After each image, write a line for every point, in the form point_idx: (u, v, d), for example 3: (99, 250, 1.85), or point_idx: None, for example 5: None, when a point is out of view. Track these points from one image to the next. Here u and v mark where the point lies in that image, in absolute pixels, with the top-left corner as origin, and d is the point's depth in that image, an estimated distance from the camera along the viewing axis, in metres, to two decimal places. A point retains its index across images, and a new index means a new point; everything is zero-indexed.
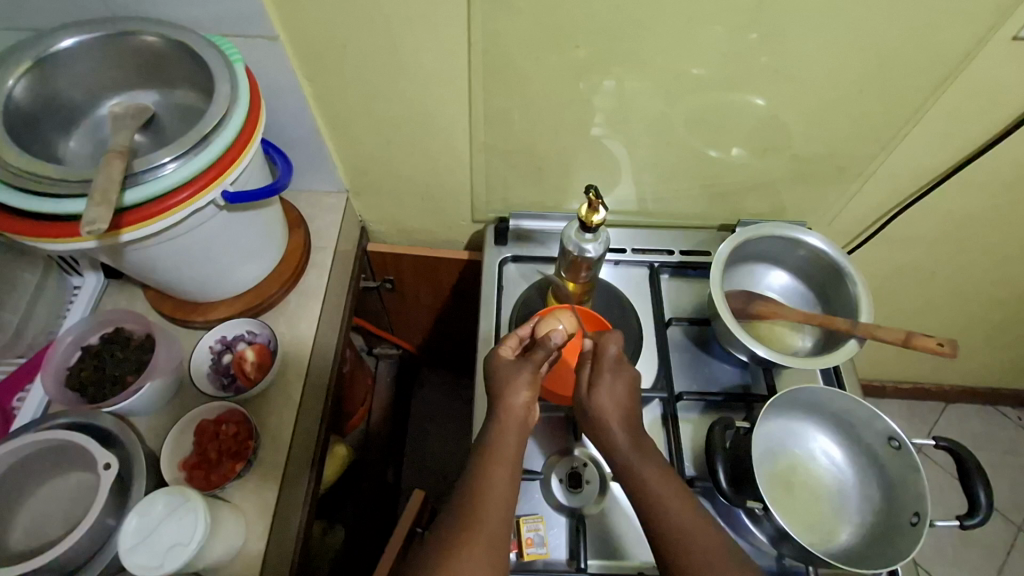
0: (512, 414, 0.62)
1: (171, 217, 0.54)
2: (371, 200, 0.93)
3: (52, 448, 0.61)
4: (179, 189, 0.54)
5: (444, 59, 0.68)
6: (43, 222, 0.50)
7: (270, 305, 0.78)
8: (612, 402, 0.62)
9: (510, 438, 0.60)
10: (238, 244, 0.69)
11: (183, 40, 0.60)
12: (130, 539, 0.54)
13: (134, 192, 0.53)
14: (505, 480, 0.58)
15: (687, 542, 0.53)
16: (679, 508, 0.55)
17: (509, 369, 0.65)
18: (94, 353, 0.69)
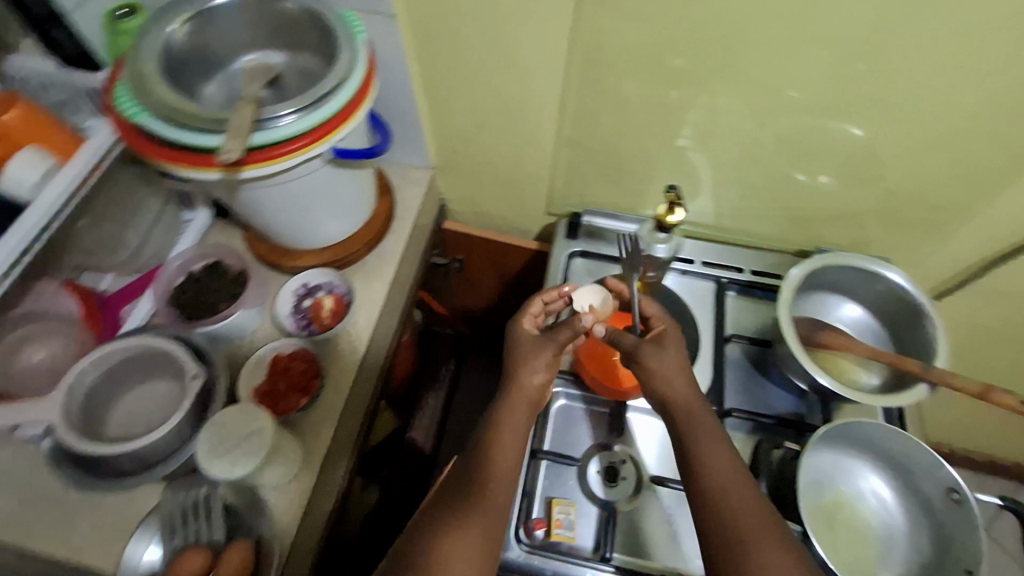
0: (523, 392, 0.66)
1: (288, 160, 0.60)
2: (454, 180, 0.98)
3: (149, 354, 0.67)
4: (300, 137, 0.60)
5: (543, 54, 0.72)
6: (171, 147, 0.57)
7: (349, 261, 0.83)
8: (673, 369, 0.64)
9: (516, 412, 0.65)
10: (334, 199, 0.75)
11: (319, 11, 0.66)
12: (205, 445, 0.59)
13: (260, 134, 0.59)
14: (511, 457, 0.62)
15: (729, 502, 0.55)
16: (726, 472, 0.57)
17: (532, 343, 0.69)
18: (196, 280, 0.77)
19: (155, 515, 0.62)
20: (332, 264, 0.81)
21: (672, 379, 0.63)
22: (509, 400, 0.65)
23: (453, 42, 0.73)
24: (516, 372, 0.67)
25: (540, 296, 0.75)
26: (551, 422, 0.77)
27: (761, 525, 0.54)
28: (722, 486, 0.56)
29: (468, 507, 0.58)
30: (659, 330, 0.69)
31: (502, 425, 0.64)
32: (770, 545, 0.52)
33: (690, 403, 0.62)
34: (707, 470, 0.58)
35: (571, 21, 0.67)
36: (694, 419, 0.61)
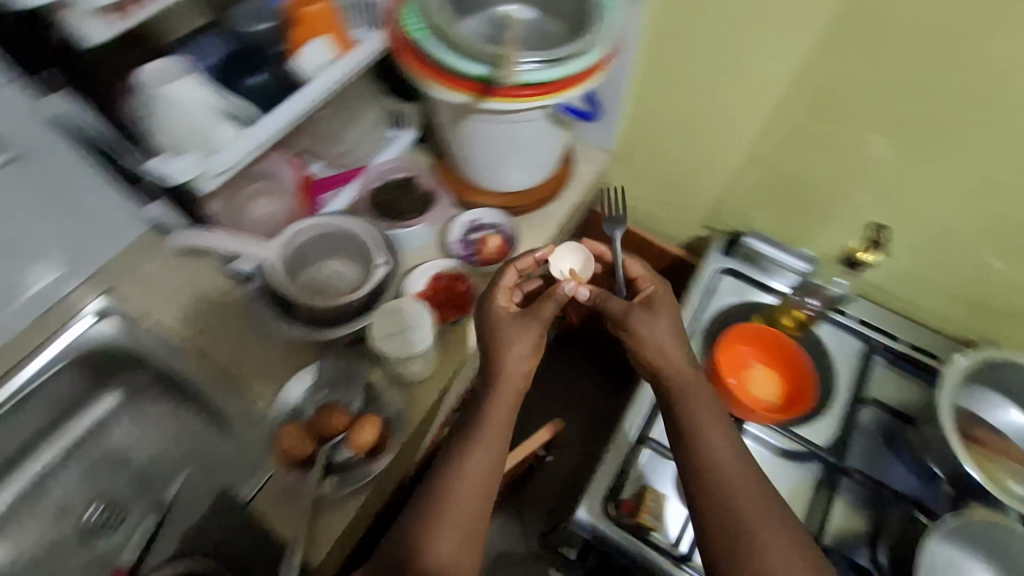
0: (511, 381, 0.62)
1: (527, 103, 0.63)
2: (624, 171, 1.00)
3: (347, 233, 0.75)
4: (530, 87, 0.62)
5: (773, 71, 0.72)
6: (430, 60, 0.63)
7: (522, 211, 0.86)
8: (665, 335, 0.64)
9: (502, 405, 0.62)
10: (533, 149, 0.78)
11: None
12: (380, 321, 0.69)
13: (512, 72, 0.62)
14: (500, 432, 0.61)
15: (723, 476, 0.57)
16: (724, 447, 0.58)
17: (515, 323, 0.65)
18: (393, 187, 0.85)
19: (321, 365, 0.72)
20: (507, 208, 0.85)
21: (666, 347, 0.63)
22: (495, 393, 0.62)
23: (687, 44, 0.75)
24: (496, 358, 0.63)
25: (513, 264, 0.70)
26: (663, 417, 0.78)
27: (763, 507, 0.55)
28: (720, 467, 0.57)
29: (456, 483, 0.57)
30: (647, 291, 0.69)
31: (487, 395, 0.62)
32: (773, 527, 0.54)
33: (685, 376, 0.63)
34: (701, 448, 0.59)
35: (816, 50, 0.68)
36: (690, 391, 0.61)
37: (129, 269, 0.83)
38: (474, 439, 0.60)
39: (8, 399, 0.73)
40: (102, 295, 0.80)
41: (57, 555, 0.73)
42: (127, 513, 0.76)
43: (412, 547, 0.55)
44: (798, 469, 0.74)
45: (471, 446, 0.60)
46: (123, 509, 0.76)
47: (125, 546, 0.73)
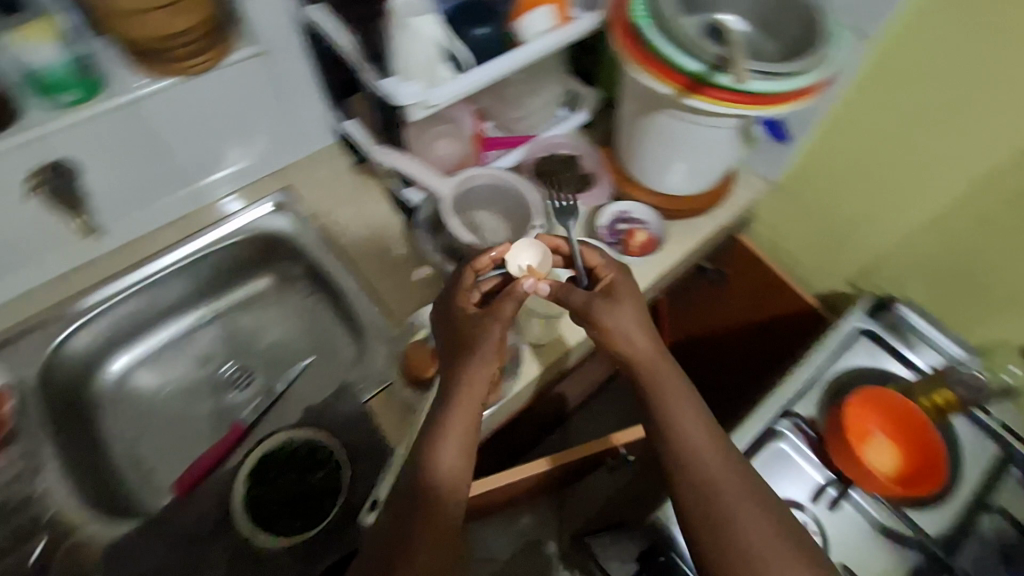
0: (475, 387, 0.59)
1: (736, 109, 0.64)
2: (784, 203, 0.97)
3: (511, 190, 0.78)
4: (739, 95, 0.63)
5: (1004, 145, 0.67)
6: (647, 50, 0.65)
7: (674, 215, 0.87)
8: (630, 323, 0.62)
9: (465, 410, 0.58)
10: (709, 160, 0.78)
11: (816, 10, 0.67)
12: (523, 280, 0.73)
13: (730, 77, 0.62)
14: (469, 427, 0.58)
15: (699, 455, 0.58)
16: (694, 427, 0.59)
17: (477, 325, 0.60)
18: (558, 162, 0.88)
19: None
20: (660, 208, 0.86)
21: (630, 335, 0.61)
22: (458, 400, 0.58)
23: (903, 98, 0.72)
24: (461, 352, 0.59)
25: (471, 266, 0.64)
26: (765, 453, 0.77)
27: (739, 483, 0.57)
28: (688, 442, 0.59)
29: (430, 477, 0.56)
30: (606, 279, 0.65)
31: (450, 376, 0.59)
32: (748, 502, 0.56)
33: (650, 359, 0.61)
34: (673, 423, 0.59)
35: None
36: (659, 372, 0.61)
37: (309, 172, 0.92)
38: (436, 437, 0.57)
39: (193, 254, 0.83)
40: (284, 188, 0.89)
41: (193, 395, 0.84)
42: (256, 378, 0.85)
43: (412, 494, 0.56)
44: (895, 550, 0.72)
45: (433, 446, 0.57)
46: (252, 373, 0.86)
47: (248, 407, 0.83)
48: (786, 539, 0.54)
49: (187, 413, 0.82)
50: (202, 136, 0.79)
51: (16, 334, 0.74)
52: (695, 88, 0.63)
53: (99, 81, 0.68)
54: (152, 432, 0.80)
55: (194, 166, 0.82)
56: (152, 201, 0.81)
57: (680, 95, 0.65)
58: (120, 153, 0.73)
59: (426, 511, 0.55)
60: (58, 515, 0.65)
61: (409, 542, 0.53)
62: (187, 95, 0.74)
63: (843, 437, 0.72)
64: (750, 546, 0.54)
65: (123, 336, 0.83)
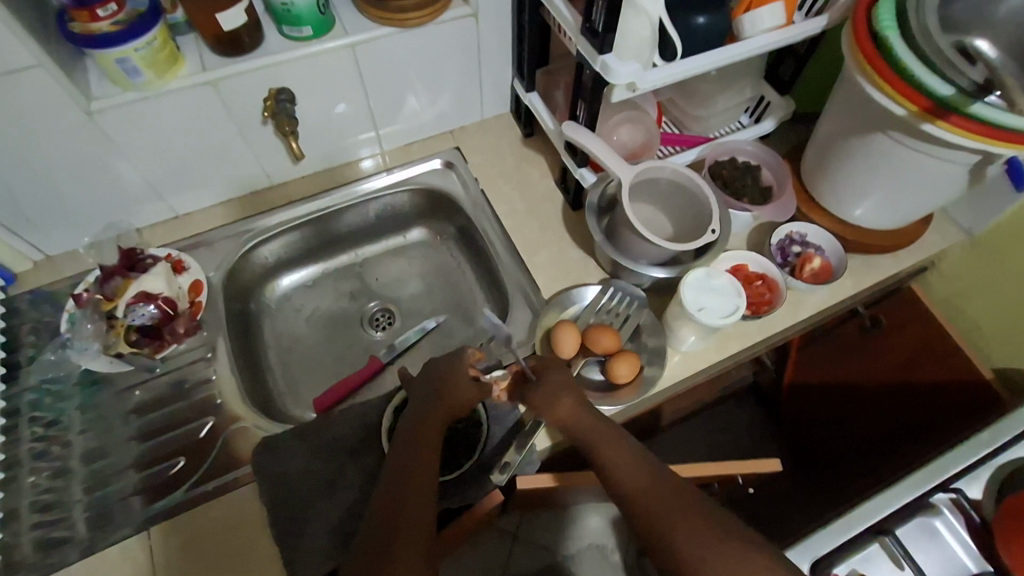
0: (429, 424, 0.61)
1: (979, 143, 0.57)
2: (978, 259, 0.87)
3: (689, 187, 0.75)
4: (992, 127, 0.56)
5: None
6: (889, 61, 0.60)
7: (851, 247, 0.80)
8: (555, 387, 0.65)
9: (421, 448, 0.59)
10: (916, 196, 0.71)
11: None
12: (694, 281, 0.68)
13: (982, 107, 0.56)
14: (426, 457, 0.59)
15: (640, 499, 0.55)
16: (624, 467, 0.57)
17: (438, 379, 0.64)
18: (737, 167, 0.82)
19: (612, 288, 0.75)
20: (839, 236, 0.80)
21: (550, 399, 0.64)
22: (410, 438, 0.60)
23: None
24: (444, 393, 0.62)
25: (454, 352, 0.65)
26: (909, 524, 0.69)
27: (676, 505, 0.53)
28: (621, 472, 0.57)
29: (397, 494, 0.56)
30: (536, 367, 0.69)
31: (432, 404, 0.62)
32: (693, 528, 0.51)
33: (571, 422, 0.62)
34: (604, 462, 0.58)
35: None
36: (580, 424, 0.61)
37: (480, 135, 0.94)
38: (405, 462, 0.58)
39: (366, 194, 0.89)
40: (455, 147, 0.93)
41: (339, 324, 0.90)
42: (395, 321, 0.90)
43: (396, 478, 0.57)
44: None
45: (398, 469, 0.58)
46: (393, 315, 0.91)
47: (385, 347, 0.87)
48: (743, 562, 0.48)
49: (333, 340, 0.88)
50: (400, 85, 0.83)
51: (214, 237, 0.82)
52: (934, 113, 0.57)
53: (331, 20, 0.72)
54: (301, 349, 0.86)
55: (385, 113, 0.86)
56: (343, 140, 0.87)
57: (913, 117, 0.59)
58: (329, 89, 0.78)
59: (416, 479, 0.57)
60: (223, 404, 0.71)
61: (408, 495, 0.56)
62: (401, 44, 0.77)
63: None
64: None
65: (291, 257, 0.90)
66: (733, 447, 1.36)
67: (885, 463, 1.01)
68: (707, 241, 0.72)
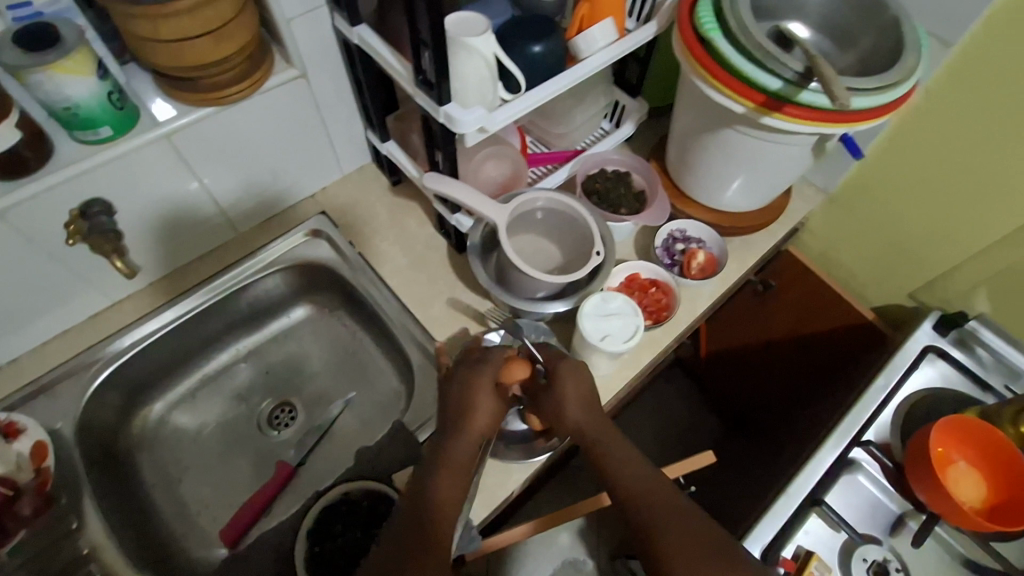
0: (461, 450, 0.57)
1: (811, 127, 0.60)
2: (839, 215, 0.94)
3: (564, 211, 0.73)
4: (820, 111, 0.59)
5: None
6: (719, 61, 0.61)
7: (728, 232, 0.83)
8: (569, 393, 0.63)
9: (450, 476, 0.55)
10: (774, 178, 0.74)
11: (900, 17, 0.62)
12: (590, 309, 0.69)
13: (808, 94, 0.58)
14: (456, 490, 0.54)
15: (644, 515, 0.53)
16: (632, 478, 0.56)
17: (464, 391, 0.61)
18: (607, 177, 0.82)
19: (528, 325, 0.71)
20: (716, 226, 0.82)
21: (565, 405, 0.62)
22: (436, 466, 0.56)
23: (987, 107, 0.68)
24: (466, 413, 0.60)
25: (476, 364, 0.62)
26: (837, 486, 0.73)
27: (682, 521, 0.51)
28: (631, 495, 0.55)
29: (419, 542, 0.48)
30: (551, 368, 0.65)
31: (457, 431, 0.59)
32: (696, 542, 0.50)
33: (585, 429, 0.61)
34: (619, 481, 0.56)
35: None
36: (598, 439, 0.60)
37: (345, 195, 0.88)
38: (429, 496, 0.53)
39: (229, 287, 0.79)
40: (320, 212, 0.85)
41: (235, 434, 0.80)
42: (297, 414, 0.82)
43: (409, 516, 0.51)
44: None
45: (419, 503, 0.52)
46: (294, 408, 0.82)
47: (291, 447, 0.79)
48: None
49: (230, 454, 0.78)
50: (236, 163, 0.74)
51: (52, 383, 0.70)
52: (769, 104, 0.59)
53: (131, 113, 0.63)
54: (194, 476, 0.76)
55: (228, 194, 0.77)
56: (187, 235, 0.77)
57: (750, 111, 0.61)
58: (153, 186, 0.69)
59: (429, 519, 0.51)
60: None
61: (425, 534, 0.49)
62: (223, 122, 0.69)
63: (926, 460, 0.68)
64: None
65: (158, 374, 0.79)
66: (671, 429, 1.39)
67: (805, 415, 1.06)
68: (594, 265, 0.71)
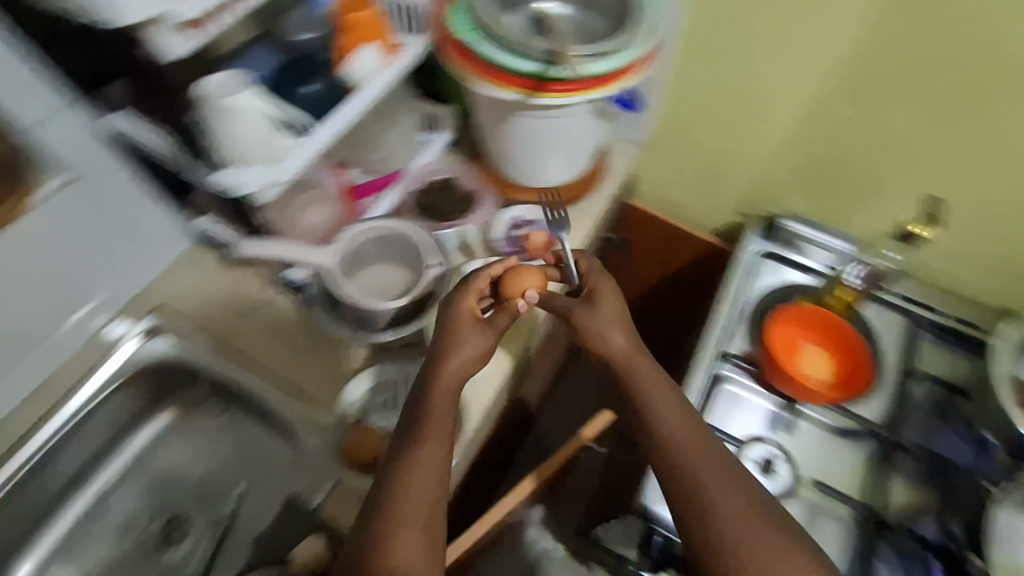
0: (451, 379, 0.60)
1: (572, 97, 0.65)
2: (658, 162, 1.01)
3: (394, 236, 0.75)
4: (574, 82, 0.63)
5: (817, 53, 0.74)
6: (477, 58, 0.65)
7: (559, 207, 0.87)
8: (607, 322, 0.64)
9: (438, 425, 0.58)
10: (579, 149, 0.80)
11: None
12: None
13: (557, 69, 0.63)
14: (442, 447, 0.57)
15: (678, 461, 0.58)
16: (669, 422, 0.59)
17: (469, 320, 0.63)
18: (435, 189, 0.86)
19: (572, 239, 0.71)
20: (550, 203, 0.85)
21: (606, 333, 0.63)
22: (424, 418, 0.58)
23: (730, 35, 0.77)
24: (450, 348, 0.61)
25: (472, 289, 0.64)
26: (715, 402, 0.79)
27: (717, 466, 0.57)
28: (671, 441, 0.59)
29: (398, 512, 0.52)
30: (590, 286, 0.68)
31: (440, 367, 0.60)
32: (728, 488, 0.55)
33: (630, 357, 0.63)
34: (656, 421, 0.60)
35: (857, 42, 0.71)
36: (638, 369, 0.62)
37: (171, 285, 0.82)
38: (414, 457, 0.56)
39: (67, 420, 0.72)
40: (149, 311, 0.79)
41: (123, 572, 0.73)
42: (191, 525, 0.76)
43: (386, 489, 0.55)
44: (855, 446, 0.76)
45: (405, 469, 0.55)
46: (185, 522, 0.76)
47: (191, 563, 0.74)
48: (765, 523, 0.54)
49: None
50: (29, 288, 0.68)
51: None
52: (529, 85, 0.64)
53: None
54: None
55: (31, 323, 0.70)
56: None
57: (517, 95, 0.65)
58: None
59: (409, 490, 0.54)
60: None
61: (400, 513, 0.52)
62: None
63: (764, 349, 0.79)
64: (735, 541, 0.53)
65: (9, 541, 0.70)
66: None
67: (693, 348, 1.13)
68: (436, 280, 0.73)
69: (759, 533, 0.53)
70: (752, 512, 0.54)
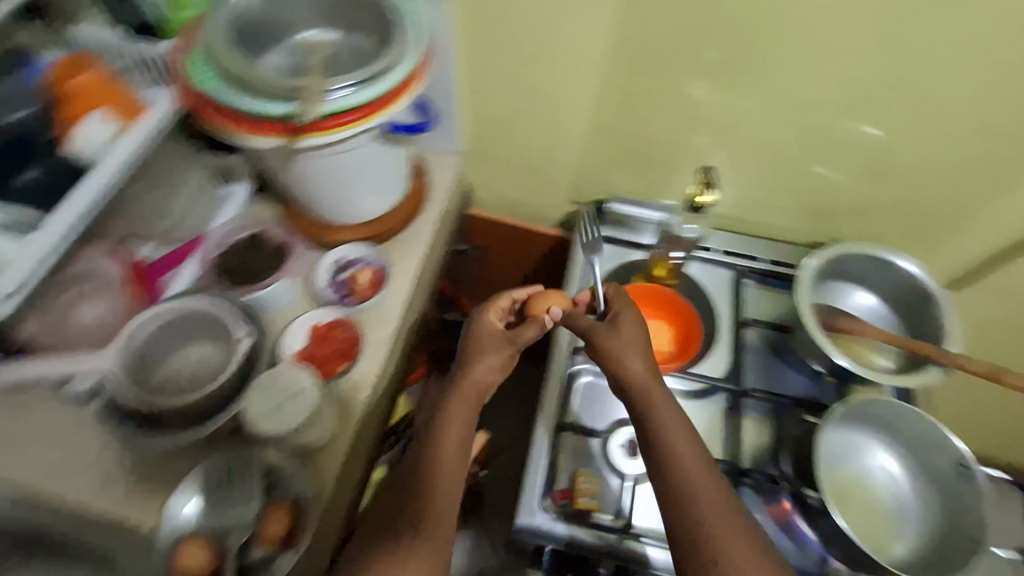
0: (472, 386, 0.67)
1: (338, 133, 0.60)
2: (483, 166, 1.00)
3: (190, 316, 0.68)
4: (334, 118, 0.59)
5: (585, 44, 0.74)
6: (227, 109, 0.59)
7: (383, 238, 0.82)
8: (626, 344, 0.67)
9: (448, 451, 0.62)
10: (380, 178, 0.76)
11: None
12: (255, 404, 0.64)
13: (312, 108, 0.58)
14: (449, 476, 0.60)
15: (686, 487, 0.58)
16: (683, 449, 0.60)
17: (491, 337, 0.71)
18: (238, 251, 0.78)
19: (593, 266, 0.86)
20: (371, 237, 0.81)
21: (623, 355, 0.66)
22: (438, 442, 0.62)
23: (502, 35, 0.76)
24: (466, 367, 0.68)
25: (496, 306, 0.74)
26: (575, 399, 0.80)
27: (710, 485, 0.58)
28: (687, 467, 0.59)
29: (392, 544, 0.55)
30: (614, 308, 0.72)
31: (455, 390, 0.67)
32: (721, 506, 0.56)
33: (647, 382, 0.65)
34: (666, 440, 0.61)
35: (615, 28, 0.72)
36: (649, 393, 0.64)
37: None
38: (422, 481, 0.60)
39: None
40: None
41: None
42: None
43: (387, 519, 0.58)
44: (708, 405, 0.80)
45: (418, 498, 0.58)
46: None
47: None
48: (748, 542, 0.55)
49: None
50: None
51: None
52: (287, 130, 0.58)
53: None
54: None
55: None
56: None
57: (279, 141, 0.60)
58: None
59: (417, 512, 0.57)
60: None
61: (399, 544, 0.55)
62: None
63: None
64: (720, 554, 0.54)
65: None
66: None
67: None
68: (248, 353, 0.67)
69: (738, 549, 0.54)
70: (744, 533, 0.55)
